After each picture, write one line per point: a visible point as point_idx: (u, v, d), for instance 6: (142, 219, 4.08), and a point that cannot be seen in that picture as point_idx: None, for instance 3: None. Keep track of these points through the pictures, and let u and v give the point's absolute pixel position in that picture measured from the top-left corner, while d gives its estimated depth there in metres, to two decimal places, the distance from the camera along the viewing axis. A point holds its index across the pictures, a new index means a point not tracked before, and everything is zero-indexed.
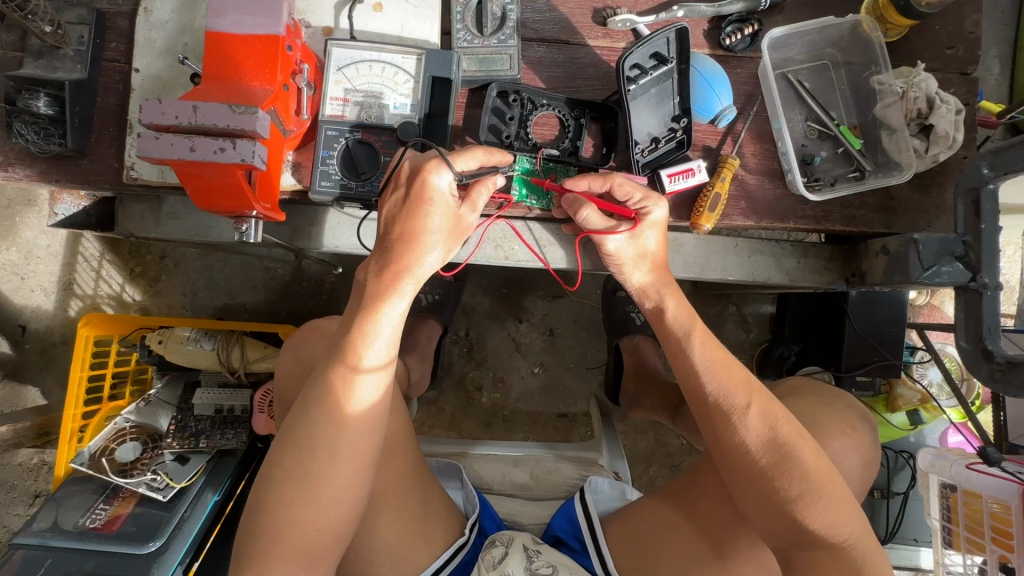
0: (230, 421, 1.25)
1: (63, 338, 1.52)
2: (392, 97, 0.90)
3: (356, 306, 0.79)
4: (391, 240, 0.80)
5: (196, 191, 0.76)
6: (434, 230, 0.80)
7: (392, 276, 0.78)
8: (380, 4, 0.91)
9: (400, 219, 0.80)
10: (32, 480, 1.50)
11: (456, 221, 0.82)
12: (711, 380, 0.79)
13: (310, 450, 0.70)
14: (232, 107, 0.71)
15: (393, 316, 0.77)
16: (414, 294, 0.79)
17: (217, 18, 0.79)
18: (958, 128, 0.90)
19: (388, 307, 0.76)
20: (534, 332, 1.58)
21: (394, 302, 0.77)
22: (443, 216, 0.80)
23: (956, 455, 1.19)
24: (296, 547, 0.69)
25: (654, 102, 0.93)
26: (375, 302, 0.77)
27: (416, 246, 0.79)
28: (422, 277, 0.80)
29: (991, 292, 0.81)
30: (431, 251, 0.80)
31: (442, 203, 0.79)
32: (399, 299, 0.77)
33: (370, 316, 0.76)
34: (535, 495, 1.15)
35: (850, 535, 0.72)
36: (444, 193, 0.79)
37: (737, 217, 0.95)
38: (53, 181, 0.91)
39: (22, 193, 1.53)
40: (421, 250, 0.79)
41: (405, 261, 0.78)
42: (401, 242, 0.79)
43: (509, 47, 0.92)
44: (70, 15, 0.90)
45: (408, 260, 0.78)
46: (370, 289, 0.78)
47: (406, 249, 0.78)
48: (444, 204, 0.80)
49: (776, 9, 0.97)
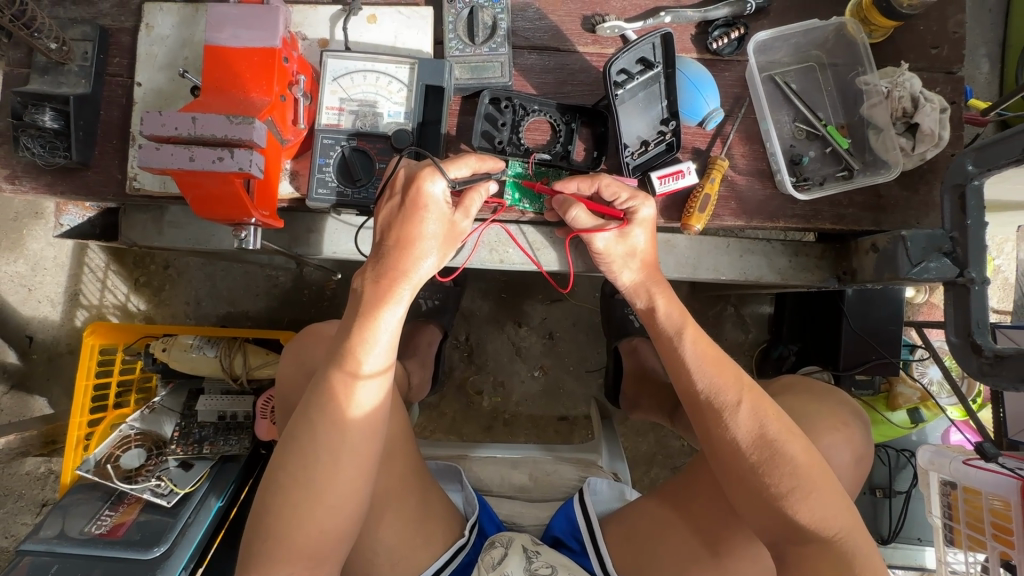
0: (233, 428, 1.27)
1: (70, 349, 1.55)
2: (386, 105, 0.92)
3: (354, 312, 0.80)
4: (388, 247, 0.82)
5: (197, 201, 0.78)
6: (430, 237, 0.82)
7: (389, 283, 0.79)
8: (374, 15, 0.94)
9: (396, 225, 0.82)
10: (39, 489, 1.52)
11: (450, 228, 0.84)
12: (703, 377, 0.80)
13: (313, 455, 0.71)
14: (230, 118, 0.74)
15: (392, 322, 0.78)
16: (411, 299, 0.80)
17: (216, 31, 0.81)
18: (944, 126, 0.91)
19: (386, 313, 0.78)
20: (534, 335, 1.59)
21: (392, 309, 0.78)
22: (439, 223, 0.82)
23: (955, 452, 1.19)
24: (301, 548, 0.71)
25: (642, 106, 0.95)
26: (373, 309, 0.78)
27: (413, 253, 0.81)
28: (418, 281, 0.82)
29: (979, 286, 0.82)
30: (427, 258, 0.82)
31: (437, 211, 0.81)
32: (397, 305, 0.79)
33: (369, 322, 0.77)
34: (534, 496, 1.16)
35: (842, 528, 0.72)
36: (439, 200, 0.81)
37: (728, 217, 0.97)
38: (59, 193, 0.94)
39: (29, 206, 1.56)
40: (417, 256, 0.81)
41: (403, 267, 0.80)
42: (398, 249, 0.81)
43: (500, 55, 0.94)
44: (74, 32, 0.92)
45: (406, 266, 0.80)
46: (367, 296, 0.79)
47: (403, 255, 0.80)
48: (439, 211, 0.82)
49: (762, 13, 0.99)
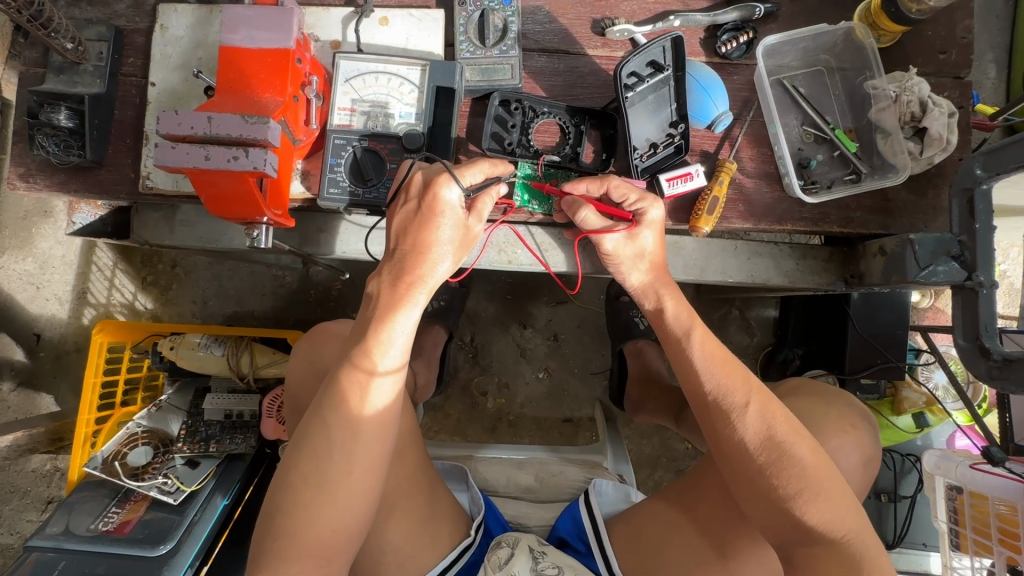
0: (239, 426, 1.28)
1: (77, 347, 1.56)
2: (397, 106, 0.93)
3: (368, 313, 0.80)
4: (403, 250, 0.82)
5: (211, 200, 0.79)
6: (445, 242, 0.82)
7: (405, 286, 0.80)
8: (385, 17, 0.95)
9: (411, 229, 0.82)
10: (45, 486, 1.52)
11: (465, 233, 0.84)
12: (710, 378, 0.80)
13: (327, 453, 0.72)
14: (245, 118, 0.75)
15: (406, 324, 0.79)
16: (426, 303, 0.81)
17: (230, 33, 0.82)
18: (952, 130, 0.91)
19: (401, 316, 0.78)
20: (539, 337, 1.59)
21: (407, 312, 0.79)
22: (454, 228, 0.83)
23: (961, 457, 1.19)
24: (312, 547, 0.71)
25: (652, 108, 0.96)
26: (388, 311, 0.78)
27: (428, 257, 0.81)
28: (433, 285, 0.82)
29: (987, 290, 0.82)
30: (441, 262, 0.82)
31: (452, 215, 0.82)
32: (412, 308, 0.79)
33: (384, 324, 0.78)
34: (540, 497, 1.16)
35: (850, 529, 0.72)
36: (454, 205, 0.82)
37: (736, 219, 0.97)
38: (72, 191, 0.95)
39: (38, 204, 1.57)
40: (432, 260, 0.82)
41: (418, 271, 0.81)
42: (414, 253, 0.82)
43: (510, 58, 0.95)
44: (90, 32, 0.93)
45: (421, 269, 0.81)
46: (382, 298, 0.80)
47: (418, 259, 0.81)
48: (454, 216, 0.82)
49: (770, 18, 1.00)
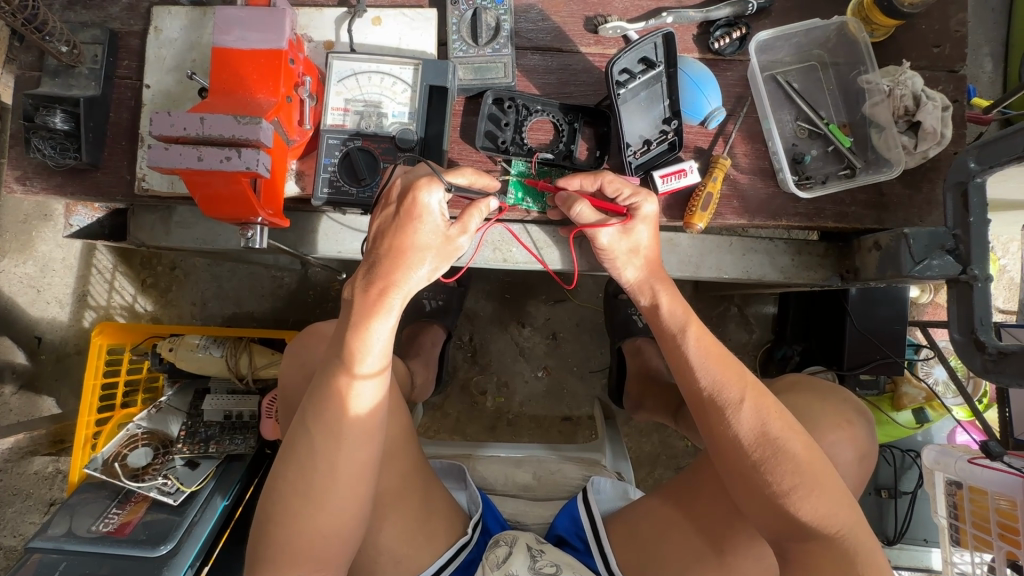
0: (239, 427, 1.28)
1: (77, 349, 1.57)
2: (391, 106, 0.93)
3: (346, 319, 0.78)
4: (380, 255, 0.80)
5: (205, 200, 0.79)
6: (423, 247, 0.80)
7: (379, 293, 0.77)
8: (379, 17, 0.95)
9: (388, 234, 0.81)
10: (46, 488, 1.53)
11: (445, 241, 0.82)
12: (705, 374, 0.80)
13: (312, 462, 0.72)
14: (237, 118, 0.75)
15: (384, 331, 0.76)
16: (403, 309, 0.78)
17: (223, 34, 0.82)
18: (946, 124, 0.91)
19: (378, 322, 0.76)
20: (537, 336, 1.60)
21: (384, 318, 0.76)
22: (432, 234, 0.81)
23: (960, 451, 1.19)
24: (306, 553, 0.72)
25: (645, 105, 0.96)
26: (364, 318, 0.76)
27: (405, 262, 0.79)
28: (410, 291, 0.80)
29: (982, 283, 0.81)
30: (420, 266, 0.80)
31: (432, 222, 0.81)
32: (389, 314, 0.77)
33: (362, 330, 0.75)
34: (538, 495, 1.16)
35: (845, 525, 0.72)
36: (433, 210, 0.81)
37: (731, 216, 0.97)
38: (69, 194, 0.96)
39: (39, 208, 1.57)
40: (410, 265, 0.79)
41: (393, 277, 0.78)
42: (390, 258, 0.79)
43: (503, 56, 0.95)
44: (84, 35, 0.94)
45: (397, 276, 0.78)
46: (356, 305, 0.77)
47: (395, 264, 0.79)
48: (433, 222, 0.81)
49: (763, 13, 1.00)
